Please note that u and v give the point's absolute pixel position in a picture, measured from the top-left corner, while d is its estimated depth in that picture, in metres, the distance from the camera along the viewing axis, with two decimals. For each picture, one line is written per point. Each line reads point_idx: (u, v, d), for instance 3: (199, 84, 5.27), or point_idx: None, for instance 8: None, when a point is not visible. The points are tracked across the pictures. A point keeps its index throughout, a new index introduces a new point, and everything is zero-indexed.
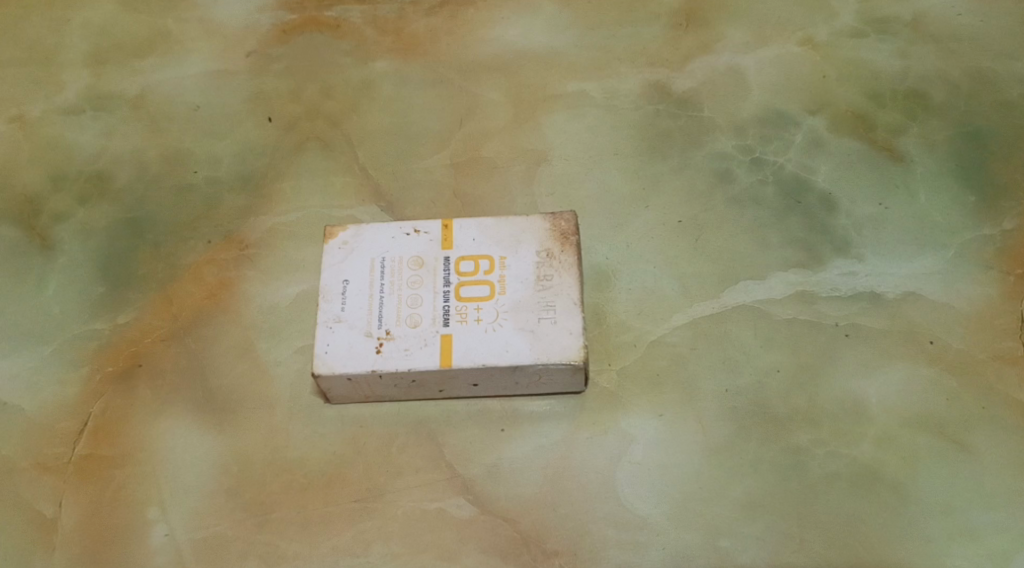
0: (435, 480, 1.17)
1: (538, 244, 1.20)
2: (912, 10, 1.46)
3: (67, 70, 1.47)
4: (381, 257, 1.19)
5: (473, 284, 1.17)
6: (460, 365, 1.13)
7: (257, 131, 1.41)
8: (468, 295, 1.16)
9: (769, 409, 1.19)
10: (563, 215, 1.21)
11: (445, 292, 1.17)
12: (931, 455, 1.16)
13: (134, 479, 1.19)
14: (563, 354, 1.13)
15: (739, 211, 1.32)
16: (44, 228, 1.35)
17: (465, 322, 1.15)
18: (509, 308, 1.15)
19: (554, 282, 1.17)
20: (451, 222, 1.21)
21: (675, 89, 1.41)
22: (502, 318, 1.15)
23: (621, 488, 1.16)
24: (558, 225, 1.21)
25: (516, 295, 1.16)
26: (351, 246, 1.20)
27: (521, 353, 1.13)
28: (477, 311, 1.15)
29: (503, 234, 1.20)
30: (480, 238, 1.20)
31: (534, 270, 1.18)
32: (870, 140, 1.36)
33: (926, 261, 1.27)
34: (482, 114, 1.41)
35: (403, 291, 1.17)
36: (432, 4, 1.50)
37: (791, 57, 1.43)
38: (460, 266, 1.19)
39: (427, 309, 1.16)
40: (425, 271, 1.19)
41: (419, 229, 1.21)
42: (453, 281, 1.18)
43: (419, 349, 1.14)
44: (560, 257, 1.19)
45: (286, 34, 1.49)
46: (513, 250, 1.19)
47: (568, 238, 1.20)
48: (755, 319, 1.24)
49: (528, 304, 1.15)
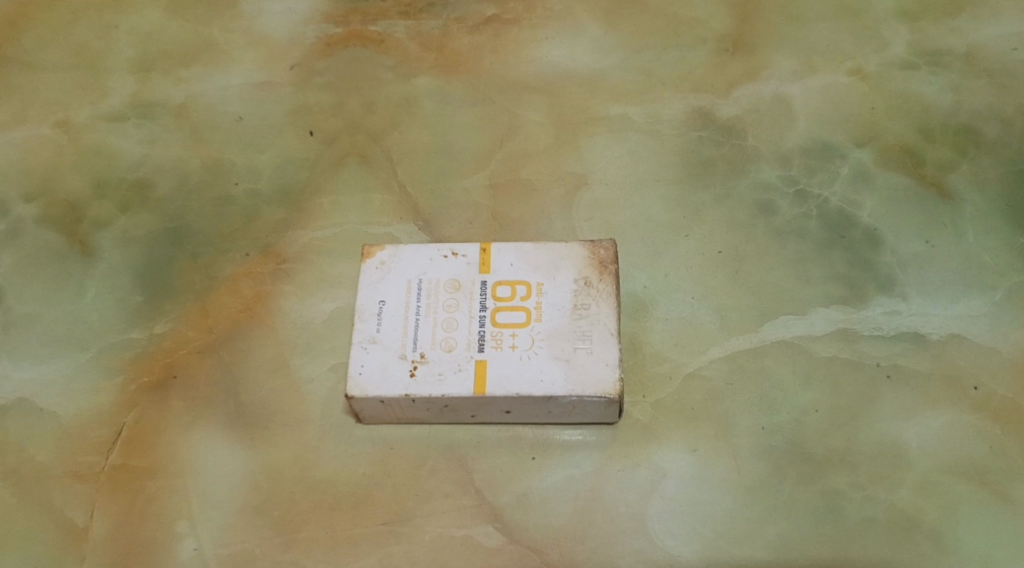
0: (463, 506, 1.16)
1: (575, 272, 1.18)
2: (965, 43, 1.43)
3: (113, 77, 1.49)
4: (418, 279, 1.19)
5: (510, 309, 1.16)
6: (494, 393, 1.12)
7: (297, 144, 1.41)
8: (504, 321, 1.16)
9: (805, 450, 1.17)
10: (602, 243, 1.20)
11: (481, 317, 1.16)
12: (972, 505, 1.13)
13: (164, 492, 1.19)
14: (598, 385, 1.12)
15: (781, 243, 1.30)
16: (85, 234, 1.36)
17: (500, 348, 1.14)
18: (545, 336, 1.14)
19: (591, 311, 1.16)
20: (489, 246, 1.21)
21: (719, 115, 1.39)
22: (538, 346, 1.14)
23: (651, 523, 1.14)
24: (596, 253, 1.19)
25: (552, 322, 1.15)
26: (388, 266, 1.20)
27: (556, 383, 1.12)
28: (512, 338, 1.14)
29: (541, 260, 1.19)
30: (518, 263, 1.19)
31: (571, 298, 1.17)
32: (918, 175, 1.33)
33: (972, 303, 1.24)
34: (523, 135, 1.40)
35: (439, 314, 1.16)
36: (477, 22, 1.50)
37: (839, 87, 1.41)
38: (497, 291, 1.18)
39: (462, 333, 1.15)
40: (461, 295, 1.18)
41: (457, 252, 1.21)
42: (489, 306, 1.17)
43: (453, 374, 1.13)
44: (598, 285, 1.17)
45: (330, 47, 1.49)
46: (551, 277, 1.18)
47: (607, 266, 1.18)
48: (794, 356, 1.22)
49: (564, 333, 1.14)
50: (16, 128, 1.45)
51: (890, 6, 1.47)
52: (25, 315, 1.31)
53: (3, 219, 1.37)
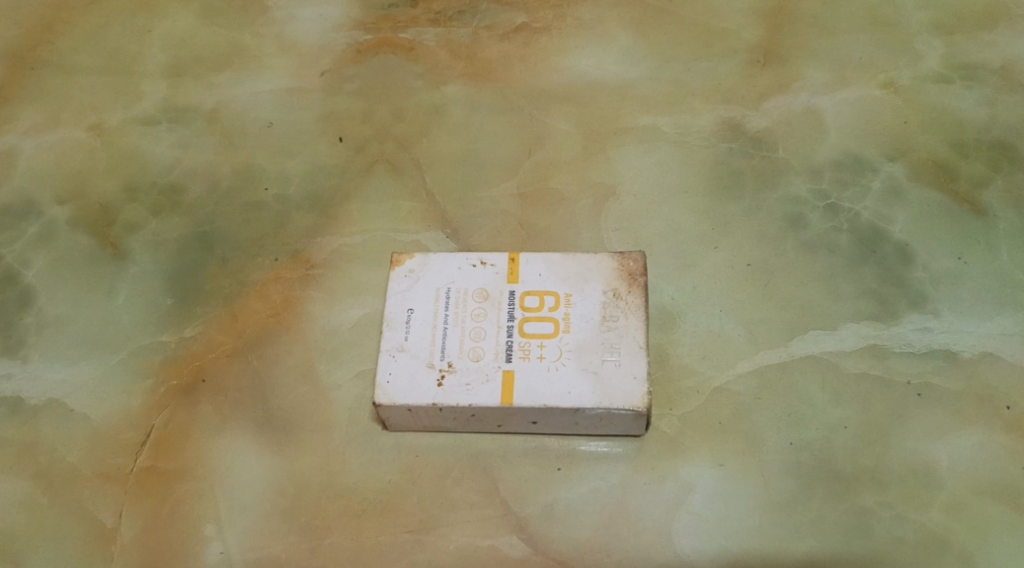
0: (488, 516, 1.16)
1: (604, 283, 1.18)
2: (1000, 57, 1.42)
3: (146, 81, 1.50)
4: (446, 287, 1.19)
5: (538, 320, 1.16)
6: (521, 403, 1.12)
7: (327, 150, 1.41)
8: (532, 331, 1.16)
9: (833, 467, 1.16)
10: (631, 255, 1.20)
11: (509, 327, 1.16)
12: (1002, 526, 1.12)
13: (192, 496, 1.20)
14: (625, 398, 1.11)
15: (811, 257, 1.29)
16: (116, 237, 1.37)
17: (528, 359, 1.14)
18: (573, 347, 1.14)
19: (620, 323, 1.15)
20: (518, 255, 1.21)
21: (750, 127, 1.39)
22: (566, 358, 1.13)
23: (677, 538, 1.14)
24: (625, 265, 1.19)
25: (580, 334, 1.15)
26: (416, 274, 1.20)
27: (583, 395, 1.11)
28: (540, 348, 1.14)
29: (570, 271, 1.19)
30: (547, 273, 1.19)
31: (599, 310, 1.17)
32: (951, 191, 1.32)
33: (1005, 321, 1.23)
34: (552, 144, 1.40)
35: (467, 323, 1.17)
36: (507, 30, 1.50)
37: (871, 100, 1.39)
38: (525, 301, 1.18)
39: (490, 343, 1.15)
40: (489, 304, 1.18)
41: (485, 261, 1.21)
42: (517, 316, 1.17)
43: (480, 385, 1.13)
44: (626, 297, 1.17)
45: (360, 54, 1.49)
46: (579, 288, 1.18)
47: (636, 278, 1.18)
48: (823, 372, 1.21)
49: (592, 345, 1.14)
50: (50, 131, 1.46)
51: (924, 18, 1.45)
52: (57, 316, 1.32)
53: (37, 221, 1.39)
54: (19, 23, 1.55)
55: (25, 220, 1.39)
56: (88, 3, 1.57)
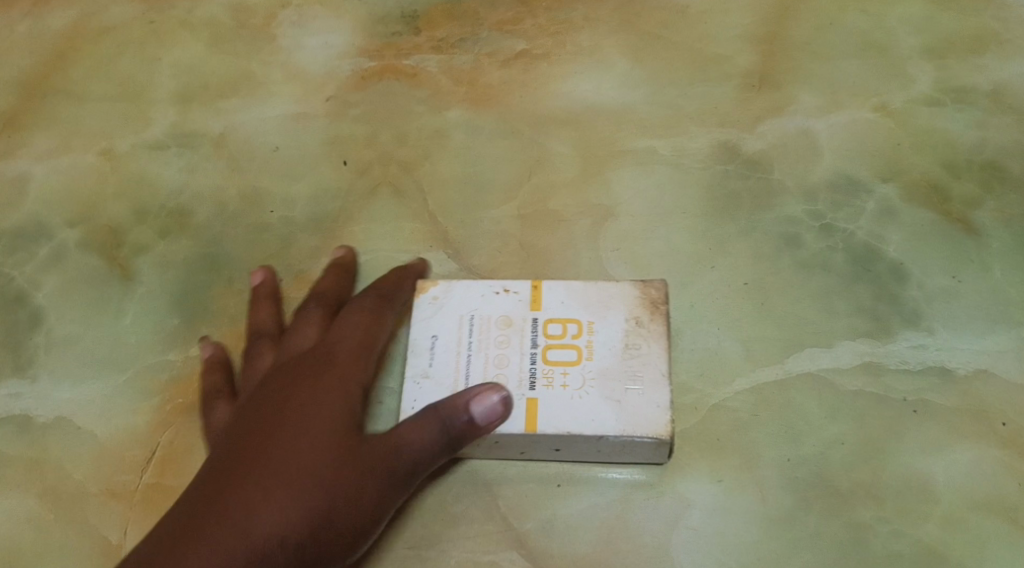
0: (489, 532, 1.18)
1: (627, 310, 1.20)
2: (989, 80, 1.44)
3: (157, 108, 1.53)
4: (469, 314, 1.22)
5: (561, 347, 1.18)
6: (545, 430, 1.14)
7: (331, 174, 1.44)
8: (555, 358, 1.18)
9: (829, 483, 1.18)
10: (653, 283, 1.22)
11: (532, 354, 1.18)
12: (999, 541, 1.14)
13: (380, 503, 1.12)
14: (649, 426, 1.13)
15: (807, 275, 1.31)
16: (125, 259, 1.40)
17: (551, 386, 1.16)
18: (595, 375, 1.16)
19: (642, 350, 1.17)
20: (541, 283, 1.23)
21: (745, 150, 1.41)
22: (589, 385, 1.15)
23: (676, 552, 1.15)
24: (647, 293, 1.21)
25: (602, 361, 1.17)
26: (439, 301, 1.23)
27: (606, 422, 1.13)
28: (563, 375, 1.16)
29: (592, 299, 1.22)
30: (570, 301, 1.22)
31: (621, 337, 1.19)
32: (944, 211, 1.34)
33: (998, 338, 1.25)
34: (552, 167, 1.42)
35: (490, 350, 1.19)
36: (507, 57, 1.53)
37: (864, 123, 1.42)
38: (548, 328, 1.20)
39: (513, 370, 1.17)
40: (512, 331, 1.20)
41: (509, 288, 1.23)
42: (541, 343, 1.19)
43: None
44: (650, 325, 1.19)
45: (365, 80, 1.52)
46: (602, 315, 1.20)
47: (658, 306, 1.20)
48: (821, 389, 1.23)
49: (615, 372, 1.16)
50: (63, 156, 1.49)
51: (916, 43, 1.48)
52: (64, 336, 1.35)
53: (48, 244, 1.42)
54: (32, 53, 1.59)
55: (36, 242, 1.42)
56: (99, 32, 1.61)
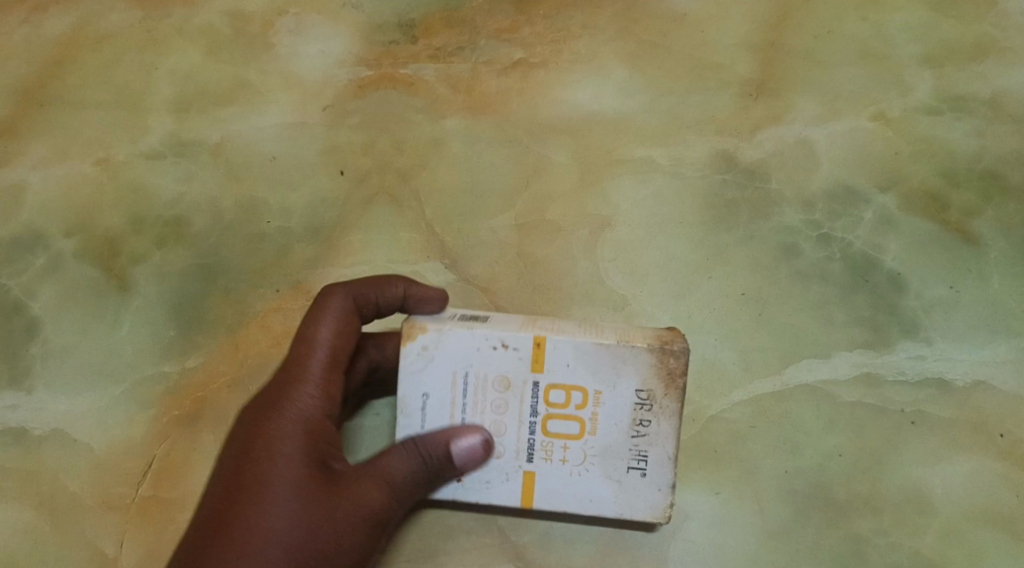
0: (487, 544, 1.21)
1: (638, 381, 1.13)
2: (990, 88, 1.42)
3: (153, 115, 1.48)
4: (463, 372, 1.14)
5: (562, 418, 1.14)
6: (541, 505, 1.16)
7: (329, 183, 1.43)
8: (556, 431, 1.14)
9: (827, 495, 1.22)
10: (674, 351, 1.12)
11: (532, 423, 1.14)
12: (994, 550, 1.20)
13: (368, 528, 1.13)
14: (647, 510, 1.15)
15: (805, 286, 1.32)
16: (121, 269, 1.39)
17: (550, 461, 1.15)
18: (597, 451, 1.15)
19: (650, 429, 1.14)
20: (545, 340, 1.13)
21: (743, 159, 1.40)
22: (589, 462, 1.15)
23: (671, 564, 1.21)
24: (665, 363, 1.13)
25: (606, 437, 1.14)
26: (430, 353, 1.14)
27: (605, 505, 1.15)
28: (563, 451, 1.15)
29: (602, 364, 1.13)
30: (576, 364, 1.13)
31: (628, 413, 1.14)
32: (942, 221, 1.34)
33: (997, 349, 1.27)
34: (550, 176, 1.41)
35: (486, 416, 1.15)
36: (505, 65, 1.47)
37: (863, 132, 1.40)
38: (550, 394, 1.14)
39: (511, 439, 1.15)
40: (511, 395, 1.14)
41: (509, 344, 1.14)
42: (541, 412, 1.14)
43: (500, 483, 1.16)
44: (661, 401, 1.13)
45: (362, 89, 1.48)
46: (610, 385, 1.13)
47: (675, 380, 1.13)
48: (818, 399, 1.26)
49: (618, 451, 1.14)
50: (57, 165, 1.46)
51: (916, 50, 1.44)
52: (62, 347, 1.36)
53: (44, 253, 1.41)
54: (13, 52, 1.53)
55: (33, 252, 1.41)
56: (82, 29, 1.53)
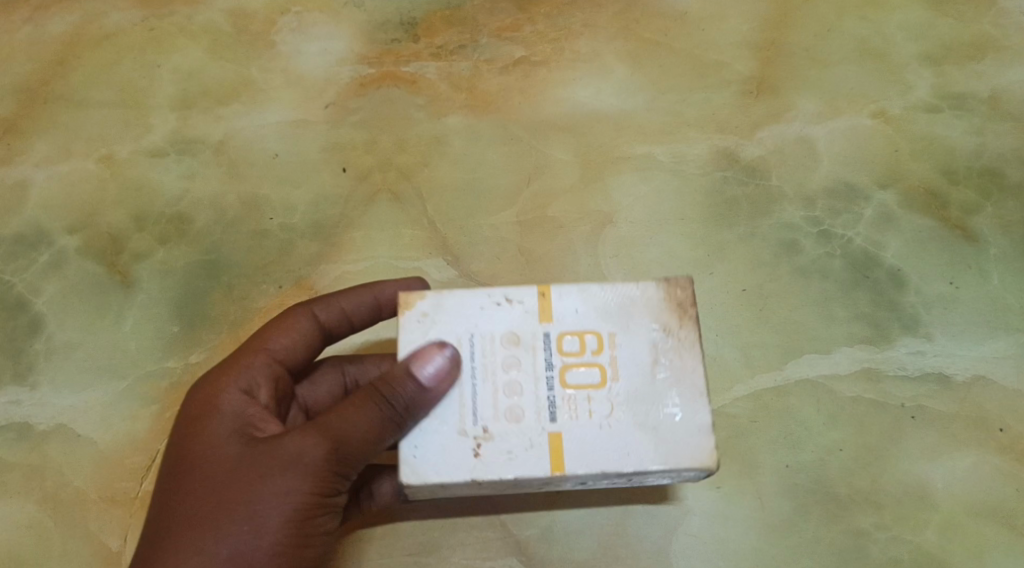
0: (489, 539, 1.21)
1: (652, 318, 1.08)
2: (989, 86, 1.43)
3: (155, 113, 1.49)
4: (469, 334, 1.08)
5: (580, 368, 1.07)
6: (574, 470, 1.04)
7: (331, 180, 1.44)
8: (576, 383, 1.06)
9: (828, 489, 1.22)
10: (677, 283, 1.09)
11: (549, 379, 1.06)
12: (996, 545, 1.19)
13: (322, 495, 1.06)
14: (692, 456, 1.04)
15: (806, 282, 1.32)
16: (125, 266, 1.40)
17: (576, 417, 1.05)
18: (624, 399, 1.06)
19: (673, 364, 1.07)
20: (548, 289, 1.09)
21: (744, 156, 1.41)
22: (618, 413, 1.05)
23: (675, 559, 1.20)
24: (673, 294, 1.09)
25: (631, 382, 1.06)
26: (430, 318, 1.08)
27: (644, 457, 1.04)
28: (588, 403, 1.05)
29: (610, 306, 1.09)
30: (584, 309, 1.09)
31: (648, 351, 1.07)
32: (942, 218, 1.35)
33: (997, 345, 1.28)
34: (552, 173, 1.42)
35: (499, 376, 1.06)
36: (506, 64, 1.49)
37: (864, 130, 1.41)
38: (563, 343, 1.08)
39: (529, 399, 1.06)
40: (521, 351, 1.07)
41: (512, 299, 1.09)
42: (557, 364, 1.07)
43: (524, 452, 1.04)
44: (678, 333, 1.08)
45: (364, 86, 1.49)
46: (624, 326, 1.08)
47: (685, 309, 1.08)
48: (819, 394, 1.26)
49: (645, 395, 1.06)
50: (61, 162, 1.47)
51: (913, 50, 1.46)
52: (66, 343, 1.36)
53: (47, 250, 1.42)
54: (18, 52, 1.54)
55: (36, 249, 1.42)
56: (87, 30, 1.55)
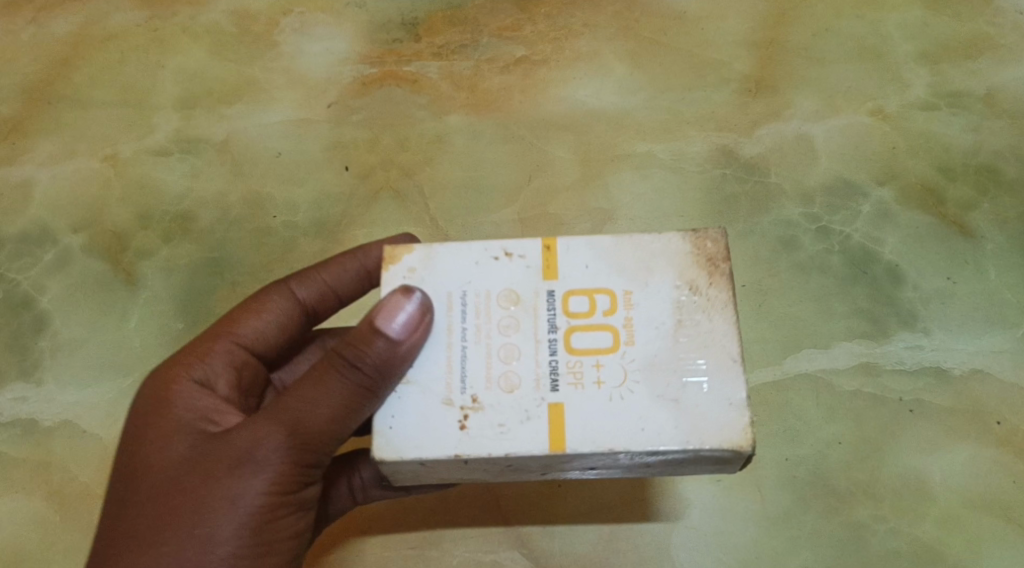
0: (491, 532, 1.22)
1: (676, 276, 1.02)
2: (985, 84, 1.45)
3: (158, 113, 1.51)
4: (460, 292, 1.02)
5: (587, 330, 1.00)
6: (576, 446, 0.96)
7: (334, 179, 1.45)
8: (582, 347, 1.00)
9: (827, 482, 1.23)
10: (708, 236, 1.03)
11: (552, 343, 1.00)
12: (992, 537, 1.20)
13: (286, 485, 1.00)
14: (720, 435, 0.96)
15: (805, 277, 1.34)
16: (129, 264, 1.41)
17: (580, 386, 0.98)
18: (639, 365, 0.99)
19: (699, 326, 0.99)
20: (554, 244, 1.03)
21: (743, 153, 1.42)
22: (632, 381, 0.98)
23: (676, 551, 1.21)
24: (701, 250, 1.02)
25: (648, 347, 0.99)
26: (419, 275, 1.03)
27: (662, 431, 0.96)
28: (596, 369, 0.99)
29: (628, 263, 1.02)
30: (595, 266, 1.03)
31: (670, 313, 1.00)
32: (939, 214, 1.37)
33: (994, 339, 1.29)
34: (552, 171, 1.43)
35: (493, 339, 1.00)
36: (507, 62, 1.51)
37: (861, 127, 1.43)
38: (569, 304, 1.01)
39: (528, 366, 0.99)
40: (520, 311, 1.01)
41: (513, 254, 1.03)
42: (561, 326, 1.01)
43: (519, 425, 0.97)
44: (707, 291, 1.01)
45: (365, 86, 1.50)
46: (642, 284, 1.01)
47: (717, 266, 1.01)
48: (818, 388, 1.27)
49: (665, 361, 0.98)
50: (66, 162, 1.48)
51: (911, 48, 1.48)
52: (71, 340, 1.37)
53: (52, 249, 1.43)
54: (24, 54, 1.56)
55: (41, 247, 1.43)
56: (92, 32, 1.57)
